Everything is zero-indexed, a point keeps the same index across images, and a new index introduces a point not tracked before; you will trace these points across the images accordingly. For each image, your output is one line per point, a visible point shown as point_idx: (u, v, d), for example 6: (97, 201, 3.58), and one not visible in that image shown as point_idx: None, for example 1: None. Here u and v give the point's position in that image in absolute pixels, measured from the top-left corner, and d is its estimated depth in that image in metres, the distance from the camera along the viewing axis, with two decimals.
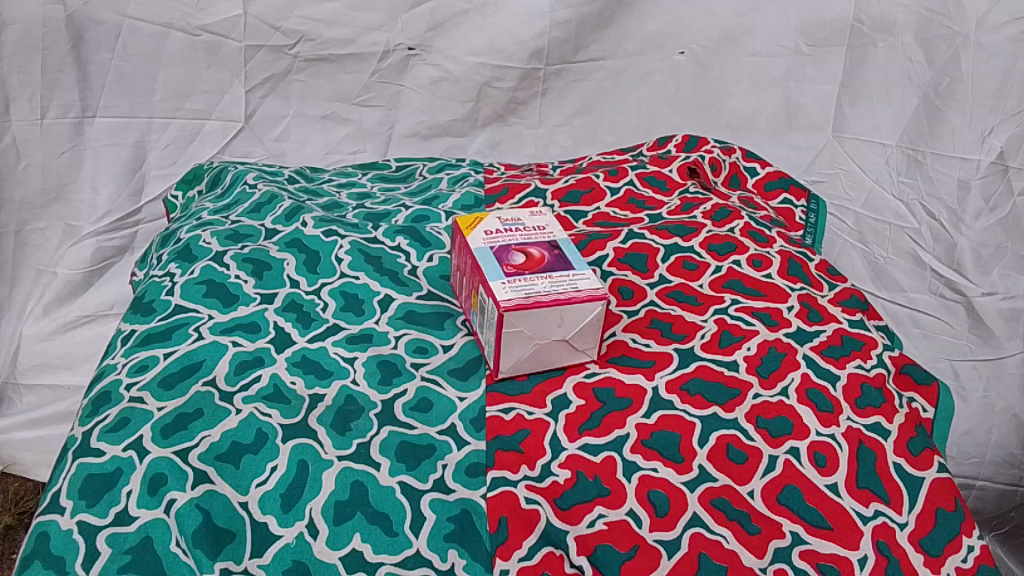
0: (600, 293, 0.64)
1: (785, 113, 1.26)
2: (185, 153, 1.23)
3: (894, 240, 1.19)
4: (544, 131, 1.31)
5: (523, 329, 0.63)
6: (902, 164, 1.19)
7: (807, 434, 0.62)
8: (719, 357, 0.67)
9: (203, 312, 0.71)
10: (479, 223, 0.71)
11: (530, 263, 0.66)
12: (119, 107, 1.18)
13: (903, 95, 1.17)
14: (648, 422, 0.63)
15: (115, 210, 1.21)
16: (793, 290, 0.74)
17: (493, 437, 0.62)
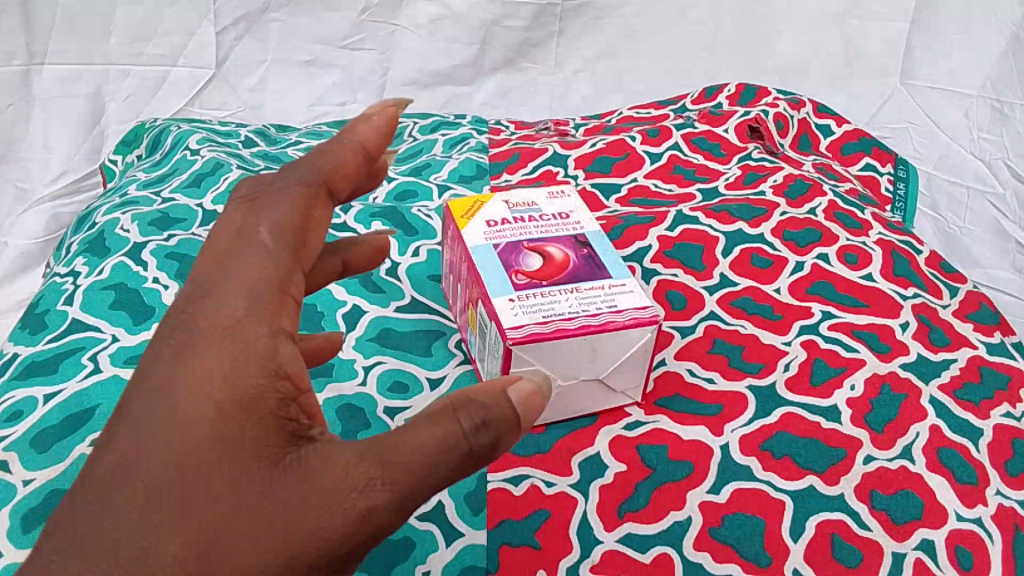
0: (649, 316, 0.44)
1: (843, 58, 1.08)
2: (150, 106, 1.01)
3: (973, 208, 0.98)
4: (561, 78, 1.12)
5: (540, 368, 0.44)
6: (986, 119, 1.02)
7: (944, 519, 0.44)
8: (812, 400, 0.49)
9: (106, 332, 0.53)
10: (479, 209, 0.52)
11: (548, 269, 0.47)
12: (70, 52, 0.97)
13: (985, 35, 1.02)
14: (717, 501, 0.44)
15: (70, 171, 0.96)
16: (904, 298, 0.55)
17: (497, 524, 0.44)
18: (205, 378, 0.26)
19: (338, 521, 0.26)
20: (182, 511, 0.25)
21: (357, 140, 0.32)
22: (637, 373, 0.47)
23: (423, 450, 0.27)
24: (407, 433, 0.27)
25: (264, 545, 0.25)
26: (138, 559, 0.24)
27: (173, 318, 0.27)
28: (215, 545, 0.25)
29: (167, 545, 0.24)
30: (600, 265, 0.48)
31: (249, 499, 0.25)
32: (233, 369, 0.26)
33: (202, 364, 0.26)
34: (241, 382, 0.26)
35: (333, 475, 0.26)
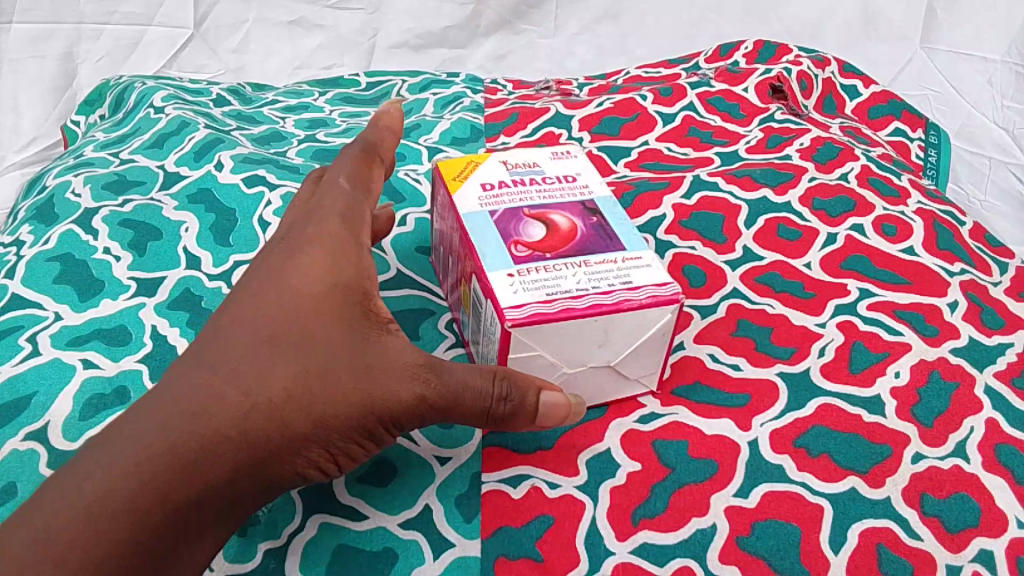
0: (670, 295, 0.38)
1: (861, 21, 1.02)
2: (125, 68, 0.94)
3: (996, 179, 0.89)
4: (560, 41, 1.05)
5: (544, 353, 0.38)
6: (1010, 84, 0.96)
7: (1005, 527, 0.38)
8: (852, 390, 0.43)
9: (48, 309, 0.46)
10: (473, 172, 0.45)
11: (552, 240, 0.41)
12: (39, 10, 0.90)
13: None
14: (746, 506, 0.38)
15: (42, 137, 0.88)
16: (951, 275, 0.49)
17: (492, 533, 0.38)
18: (317, 265, 0.36)
19: (403, 387, 0.34)
20: (294, 349, 0.33)
21: (394, 134, 0.45)
22: (655, 359, 0.41)
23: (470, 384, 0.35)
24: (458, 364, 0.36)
25: (349, 386, 0.33)
26: (261, 372, 0.32)
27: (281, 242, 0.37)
28: (312, 383, 0.33)
29: (279, 371, 0.32)
30: (612, 236, 0.42)
31: (342, 353, 0.34)
32: (336, 263, 0.36)
33: (305, 267, 0.35)
34: (342, 273, 0.36)
35: (403, 355, 0.35)
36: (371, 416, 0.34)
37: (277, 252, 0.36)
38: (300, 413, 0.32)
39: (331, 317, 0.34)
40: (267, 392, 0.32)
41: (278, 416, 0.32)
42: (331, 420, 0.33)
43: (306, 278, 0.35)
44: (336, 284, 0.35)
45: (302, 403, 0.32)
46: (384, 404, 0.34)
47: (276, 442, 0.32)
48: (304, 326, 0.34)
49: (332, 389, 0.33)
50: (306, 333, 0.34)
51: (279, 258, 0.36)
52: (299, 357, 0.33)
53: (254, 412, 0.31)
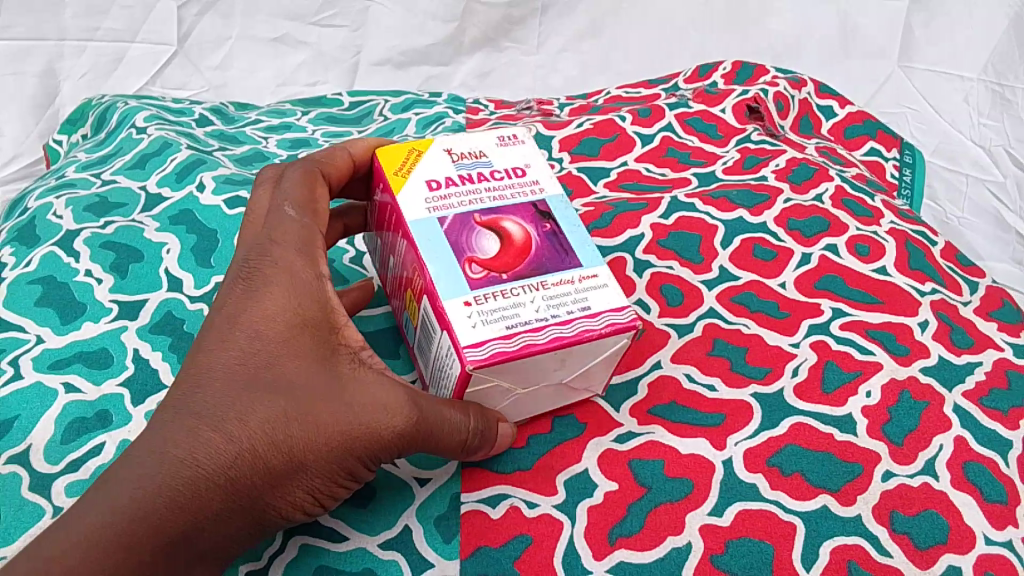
0: (628, 321, 0.37)
1: (839, 36, 1.05)
2: (108, 83, 0.96)
3: (972, 197, 0.94)
4: (544, 58, 1.06)
5: (501, 381, 0.37)
6: (985, 102, 0.98)
7: (974, 543, 0.39)
8: (824, 409, 0.43)
9: (31, 332, 0.47)
10: (416, 164, 0.42)
11: (506, 253, 0.39)
12: (19, 28, 0.92)
13: (987, 16, 0.99)
14: (720, 524, 0.39)
15: (23, 156, 0.90)
16: (921, 294, 0.50)
17: (471, 554, 0.39)
18: (286, 302, 0.36)
19: (384, 421, 0.35)
20: (269, 394, 0.34)
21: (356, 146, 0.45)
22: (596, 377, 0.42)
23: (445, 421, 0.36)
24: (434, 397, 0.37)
25: (331, 425, 0.34)
26: (241, 417, 0.33)
27: (249, 271, 0.38)
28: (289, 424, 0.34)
29: (257, 415, 0.33)
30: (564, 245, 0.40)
31: (318, 396, 0.35)
32: (303, 297, 0.36)
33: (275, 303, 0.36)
34: (312, 307, 0.36)
35: (379, 391, 0.36)
36: (349, 453, 0.35)
37: (246, 290, 0.37)
38: (279, 458, 0.34)
39: (303, 358, 0.35)
40: (248, 436, 0.33)
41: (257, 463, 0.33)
42: (310, 462, 0.34)
43: (276, 317, 0.36)
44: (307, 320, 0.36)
45: (282, 446, 0.34)
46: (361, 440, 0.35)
47: (260, 485, 0.33)
48: (277, 368, 0.35)
49: (312, 433, 0.34)
50: (278, 377, 0.35)
51: (248, 295, 0.37)
52: (275, 402, 0.34)
53: (235, 462, 0.33)
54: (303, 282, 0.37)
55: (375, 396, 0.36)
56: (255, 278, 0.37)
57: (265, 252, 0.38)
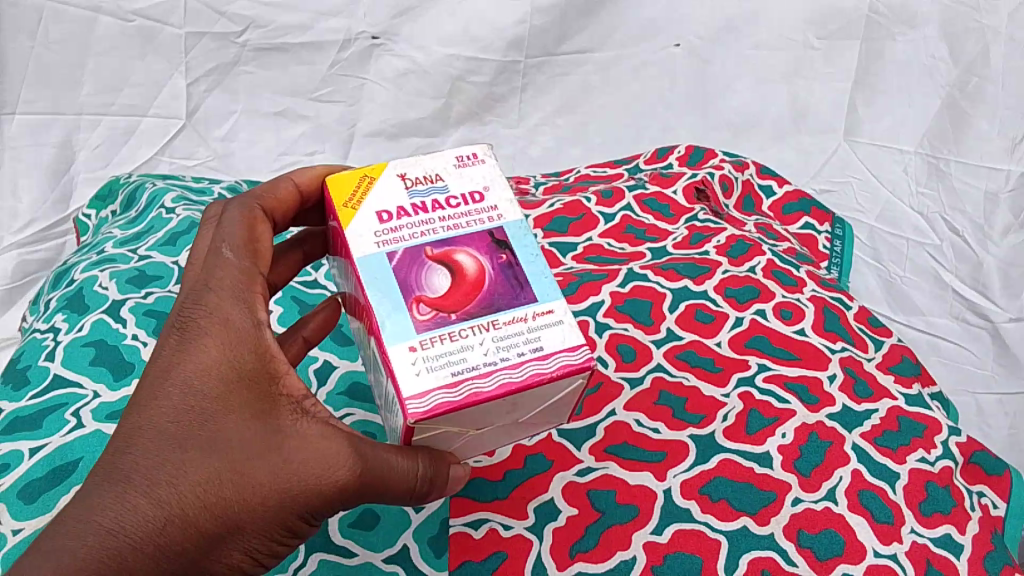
0: (578, 365, 0.42)
1: (793, 114, 1.15)
2: (120, 154, 1.09)
3: (913, 258, 1.07)
4: (524, 131, 1.17)
5: (456, 423, 0.43)
6: (923, 173, 1.09)
7: (864, 556, 0.49)
8: (747, 448, 0.53)
9: (87, 387, 0.56)
10: (368, 195, 0.46)
11: (455, 293, 0.44)
12: (40, 103, 1.06)
13: (924, 95, 1.09)
14: (660, 541, 0.49)
15: (38, 219, 1.06)
16: (833, 352, 0.60)
17: (458, 565, 0.48)
18: (219, 366, 0.42)
19: (326, 476, 0.41)
20: (202, 456, 0.40)
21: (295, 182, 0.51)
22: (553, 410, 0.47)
23: (394, 466, 0.43)
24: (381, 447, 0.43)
25: (261, 485, 0.41)
26: (172, 482, 0.40)
27: (187, 334, 0.44)
28: (220, 486, 0.40)
29: (188, 480, 0.40)
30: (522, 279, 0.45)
31: (253, 451, 0.41)
32: (233, 357, 0.43)
33: (208, 371, 0.42)
34: (243, 364, 0.43)
35: (316, 444, 0.42)
36: (283, 506, 0.41)
37: (178, 351, 0.43)
38: (219, 512, 0.40)
39: (237, 415, 0.42)
40: (179, 499, 0.39)
41: (194, 520, 0.39)
42: (250, 514, 0.41)
43: (208, 379, 0.42)
44: (240, 379, 0.42)
45: (213, 506, 0.40)
46: (305, 493, 0.41)
47: (191, 544, 0.39)
48: (211, 427, 0.41)
49: (251, 486, 0.41)
50: (213, 434, 0.41)
51: (181, 357, 0.43)
52: (211, 460, 0.40)
53: (173, 522, 0.39)
54: (233, 341, 0.43)
55: (311, 448, 0.42)
56: (187, 340, 0.44)
57: (198, 314, 0.44)
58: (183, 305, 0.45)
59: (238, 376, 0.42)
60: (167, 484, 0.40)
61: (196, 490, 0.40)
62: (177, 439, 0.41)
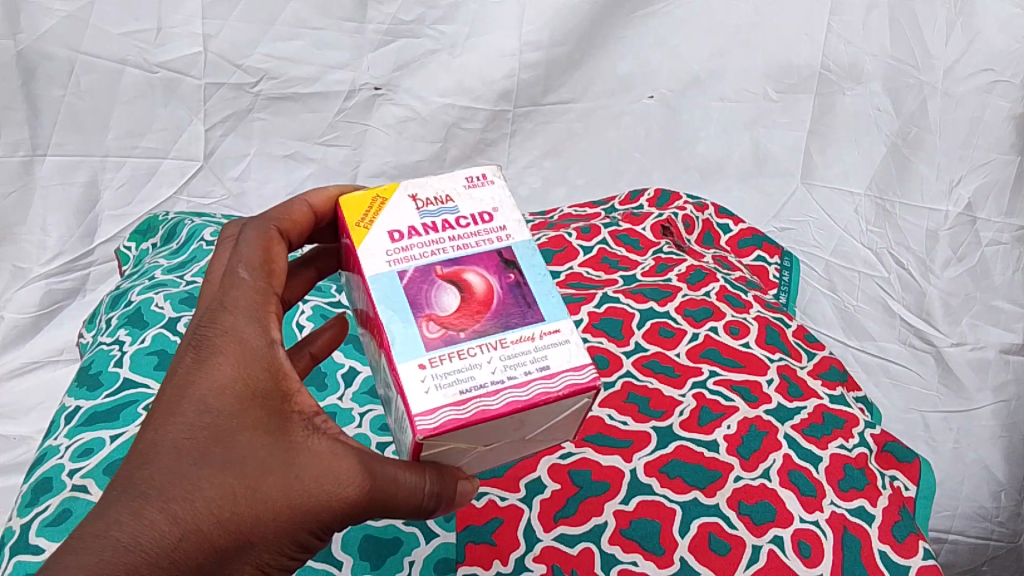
0: (582, 385, 0.51)
1: (754, 158, 1.29)
2: (141, 193, 1.21)
3: (865, 290, 1.17)
4: (513, 172, 1.30)
5: (468, 436, 0.51)
6: (872, 214, 1.21)
7: (791, 521, 0.60)
8: (698, 437, 0.65)
9: (153, 387, 0.67)
10: (378, 217, 0.56)
11: (466, 315, 0.52)
12: (71, 146, 1.17)
13: (871, 144, 1.22)
14: (626, 509, 0.60)
15: (66, 252, 1.19)
16: (771, 360, 0.72)
17: (463, 527, 0.60)
18: (232, 391, 0.52)
19: (327, 489, 0.51)
20: (215, 471, 0.50)
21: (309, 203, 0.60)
22: (555, 426, 0.55)
23: (400, 481, 0.52)
24: (387, 465, 0.52)
25: (270, 497, 0.50)
26: (189, 495, 0.49)
27: (204, 360, 0.53)
28: (232, 498, 0.49)
29: (203, 493, 0.49)
30: (528, 299, 0.54)
31: (270, 463, 0.50)
32: (251, 376, 0.52)
33: (223, 395, 0.52)
34: (260, 385, 0.52)
35: (326, 461, 0.51)
36: (289, 512, 0.50)
37: (200, 369, 0.53)
38: (240, 517, 0.49)
39: (256, 431, 0.51)
40: (195, 510, 0.48)
41: (217, 522, 0.49)
42: (267, 519, 0.50)
43: (228, 396, 0.51)
44: (256, 397, 0.52)
45: (225, 514, 0.49)
46: (314, 504, 0.51)
47: (205, 547, 0.48)
48: (232, 442, 0.50)
49: (267, 496, 0.50)
50: (234, 449, 0.50)
51: (205, 376, 0.52)
52: (233, 472, 0.50)
53: (197, 525, 0.48)
54: (251, 364, 0.52)
55: (323, 465, 0.51)
56: (208, 360, 0.53)
57: (213, 343, 0.53)
58: (204, 327, 0.54)
59: (254, 394, 0.52)
60: (183, 498, 0.49)
61: (216, 498, 0.49)
62: (202, 452, 0.50)
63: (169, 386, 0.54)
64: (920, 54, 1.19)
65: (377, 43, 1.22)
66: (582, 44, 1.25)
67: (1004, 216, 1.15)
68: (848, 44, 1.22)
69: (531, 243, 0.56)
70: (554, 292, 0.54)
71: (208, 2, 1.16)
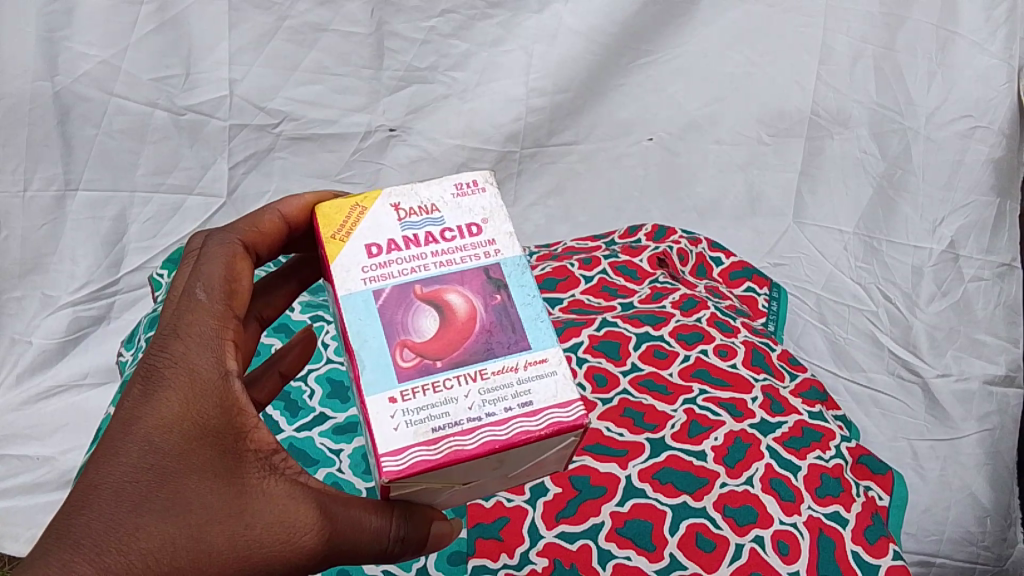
0: (565, 423, 0.54)
1: (748, 198, 1.35)
2: (167, 226, 1.28)
3: (855, 322, 1.23)
4: (519, 210, 1.37)
5: (443, 476, 0.55)
6: (860, 250, 1.27)
7: (771, 522, 0.67)
8: (688, 447, 0.71)
9: None
10: (355, 230, 0.59)
11: (439, 344, 0.56)
12: (101, 181, 1.24)
13: (858, 185, 1.28)
14: (621, 510, 0.67)
15: (93, 281, 1.25)
16: (756, 380, 0.80)
17: (474, 524, 0.68)
18: (179, 431, 0.55)
19: (278, 535, 0.55)
20: (158, 516, 0.54)
21: (277, 213, 0.65)
22: (534, 463, 0.59)
23: (367, 525, 0.57)
24: (352, 509, 0.57)
25: (218, 541, 0.54)
26: (132, 541, 0.53)
27: (153, 394, 0.56)
28: (175, 543, 0.53)
29: (145, 539, 0.53)
30: (512, 324, 0.58)
31: (218, 510, 0.55)
32: (200, 417, 0.56)
33: (170, 436, 0.55)
34: (211, 426, 0.56)
35: (276, 507, 0.56)
36: (236, 554, 0.55)
37: (149, 406, 0.56)
38: (180, 567, 0.53)
39: (203, 475, 0.55)
40: (137, 554, 0.52)
41: (157, 574, 0.53)
42: (212, 569, 0.54)
43: (175, 439, 0.55)
44: (206, 439, 0.56)
45: (168, 558, 0.53)
46: (265, 548, 0.55)
47: None
48: (178, 487, 0.55)
49: (213, 545, 0.54)
50: (180, 494, 0.54)
51: (152, 416, 0.56)
52: (177, 520, 0.54)
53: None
54: (202, 402, 0.56)
55: (274, 511, 0.55)
56: (157, 394, 0.56)
57: (161, 379, 0.57)
58: (156, 360, 0.58)
59: (205, 434, 0.56)
60: (124, 546, 0.53)
61: (157, 547, 0.53)
62: (147, 497, 0.54)
63: (115, 423, 0.57)
64: (903, 102, 1.26)
65: (392, 88, 1.31)
66: (586, 91, 1.33)
67: (985, 254, 1.21)
68: (836, 91, 1.29)
69: (520, 259, 0.60)
70: (544, 320, 0.58)
71: (234, 50, 1.24)
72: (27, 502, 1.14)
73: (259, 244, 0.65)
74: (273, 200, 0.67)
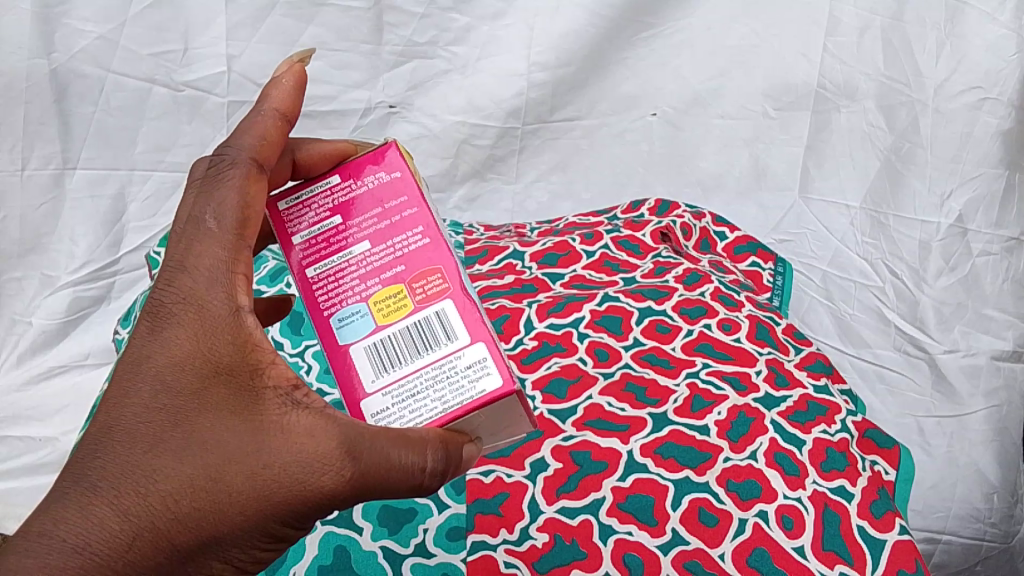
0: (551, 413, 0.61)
1: (753, 172, 1.32)
2: (165, 205, 1.26)
3: (860, 298, 1.22)
4: (521, 187, 1.36)
5: (481, 419, 0.55)
6: (867, 225, 1.25)
7: (775, 497, 0.66)
8: (691, 421, 0.70)
9: None
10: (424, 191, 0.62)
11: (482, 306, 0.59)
12: (99, 159, 1.22)
13: (865, 158, 1.26)
14: (622, 485, 0.66)
15: (93, 260, 1.24)
16: (760, 354, 0.78)
17: (472, 500, 0.66)
18: (192, 368, 0.51)
19: (310, 480, 0.50)
20: (175, 457, 0.49)
21: (279, 111, 0.59)
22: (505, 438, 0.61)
23: (397, 461, 0.50)
24: (379, 444, 0.50)
25: (241, 484, 0.49)
26: (150, 484, 0.48)
27: (161, 334, 0.52)
28: (195, 486, 0.49)
29: (162, 481, 0.48)
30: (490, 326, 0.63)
31: (236, 450, 0.50)
32: (213, 353, 0.51)
33: (182, 375, 0.51)
34: (224, 364, 0.51)
35: (300, 446, 0.50)
36: (265, 499, 0.50)
37: (158, 344, 0.52)
38: (203, 509, 0.49)
39: (219, 413, 0.51)
40: (155, 499, 0.48)
41: (177, 517, 0.48)
42: (233, 512, 0.49)
43: (187, 376, 0.51)
44: (221, 376, 0.51)
45: (191, 501, 0.48)
46: (291, 489, 0.50)
47: (167, 538, 0.48)
48: (195, 425, 0.50)
49: (235, 488, 0.49)
50: (197, 432, 0.50)
51: (163, 353, 0.51)
52: (195, 461, 0.49)
53: (153, 523, 0.47)
54: (214, 339, 0.52)
55: (295, 450, 0.50)
56: (166, 330, 0.52)
57: (171, 316, 0.52)
58: (163, 294, 0.53)
59: (218, 373, 0.51)
60: (141, 489, 0.48)
61: (176, 491, 0.48)
62: (161, 437, 0.49)
63: (121, 362, 0.52)
64: (911, 74, 1.24)
65: (392, 64, 1.28)
66: (589, 65, 1.31)
67: (993, 228, 1.19)
68: (843, 63, 1.26)
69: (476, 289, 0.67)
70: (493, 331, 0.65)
71: (232, 25, 1.22)
72: (25, 484, 1.10)
73: (275, 152, 0.58)
74: (263, 98, 0.59)
